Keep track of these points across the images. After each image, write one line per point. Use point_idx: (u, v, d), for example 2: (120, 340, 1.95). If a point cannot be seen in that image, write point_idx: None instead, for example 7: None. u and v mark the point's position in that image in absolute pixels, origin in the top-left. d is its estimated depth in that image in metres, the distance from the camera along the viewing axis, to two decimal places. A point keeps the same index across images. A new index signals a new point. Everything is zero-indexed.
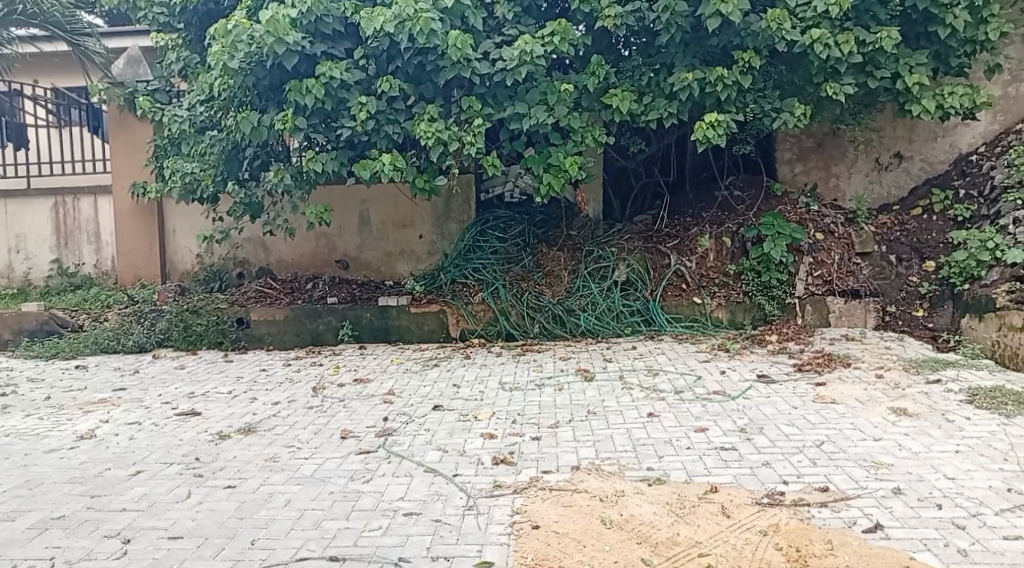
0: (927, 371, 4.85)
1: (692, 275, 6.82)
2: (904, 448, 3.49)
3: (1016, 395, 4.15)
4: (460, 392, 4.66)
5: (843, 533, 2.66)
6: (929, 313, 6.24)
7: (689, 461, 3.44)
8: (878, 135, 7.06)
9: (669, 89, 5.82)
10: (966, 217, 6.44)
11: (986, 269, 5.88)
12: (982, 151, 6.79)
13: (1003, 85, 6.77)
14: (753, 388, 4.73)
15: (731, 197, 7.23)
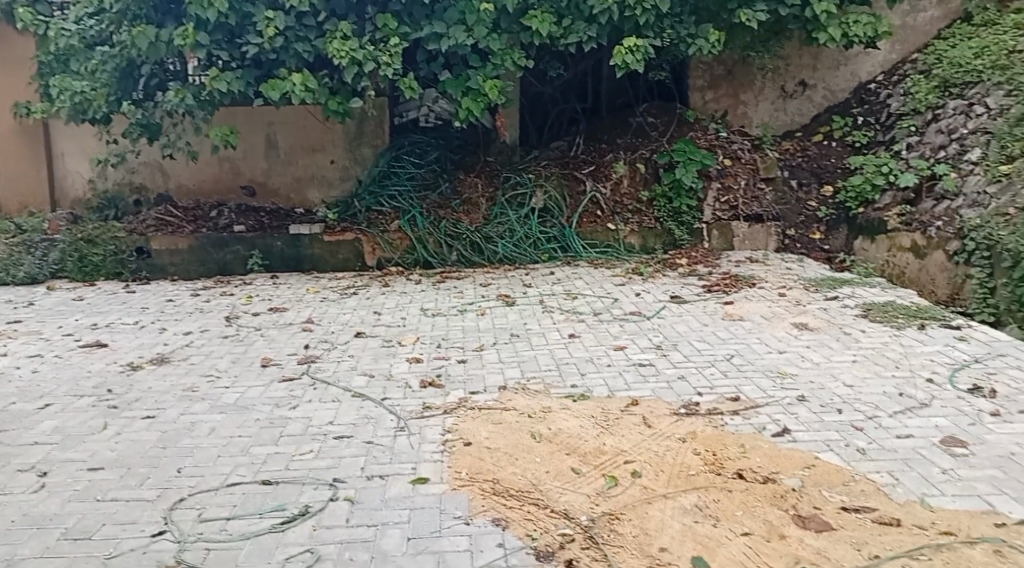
0: (826, 289, 5.14)
1: (607, 202, 6.94)
2: (806, 359, 3.74)
3: (906, 309, 4.48)
4: (381, 319, 4.65)
5: (754, 437, 2.86)
6: (826, 235, 6.61)
7: (610, 377, 3.58)
8: (785, 63, 7.24)
9: (587, 11, 5.78)
10: (864, 143, 6.81)
11: (879, 193, 6.24)
12: (880, 80, 7.13)
13: (903, 15, 7.03)
14: (667, 308, 4.93)
15: (645, 123, 7.32)
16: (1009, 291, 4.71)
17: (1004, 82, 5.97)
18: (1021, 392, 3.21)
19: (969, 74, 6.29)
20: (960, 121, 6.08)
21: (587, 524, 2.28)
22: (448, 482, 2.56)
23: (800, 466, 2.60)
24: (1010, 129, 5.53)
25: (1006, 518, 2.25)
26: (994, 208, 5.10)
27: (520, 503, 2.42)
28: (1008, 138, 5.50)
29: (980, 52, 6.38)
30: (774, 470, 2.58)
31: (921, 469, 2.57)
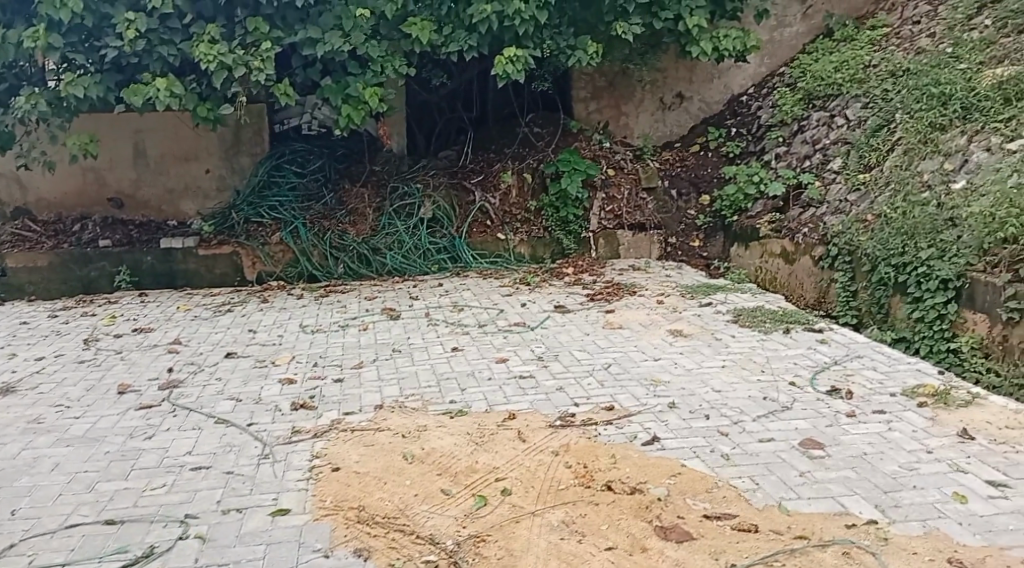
0: (701, 296, 5.30)
1: (495, 212, 6.95)
2: (679, 366, 3.82)
3: (774, 313, 4.66)
4: (256, 338, 4.46)
5: (625, 447, 2.89)
6: (704, 243, 6.90)
7: (489, 391, 3.54)
8: (663, 76, 7.43)
9: (468, 20, 5.76)
10: (737, 153, 7.09)
11: (752, 201, 6.51)
12: (751, 93, 7.47)
13: (771, 30, 7.38)
14: (551, 318, 4.95)
15: (530, 133, 7.36)
16: (869, 293, 4.97)
17: (861, 95, 6.34)
18: (875, 392, 3.38)
19: (830, 87, 6.65)
20: (823, 132, 6.42)
21: (453, 549, 2.23)
22: (311, 512, 2.45)
23: (667, 475, 2.64)
24: (867, 140, 5.88)
25: (856, 518, 2.35)
26: (855, 214, 5.37)
27: (386, 531, 2.34)
28: (866, 148, 5.83)
29: (839, 67, 6.76)
30: (642, 480, 2.60)
31: (780, 472, 2.65)
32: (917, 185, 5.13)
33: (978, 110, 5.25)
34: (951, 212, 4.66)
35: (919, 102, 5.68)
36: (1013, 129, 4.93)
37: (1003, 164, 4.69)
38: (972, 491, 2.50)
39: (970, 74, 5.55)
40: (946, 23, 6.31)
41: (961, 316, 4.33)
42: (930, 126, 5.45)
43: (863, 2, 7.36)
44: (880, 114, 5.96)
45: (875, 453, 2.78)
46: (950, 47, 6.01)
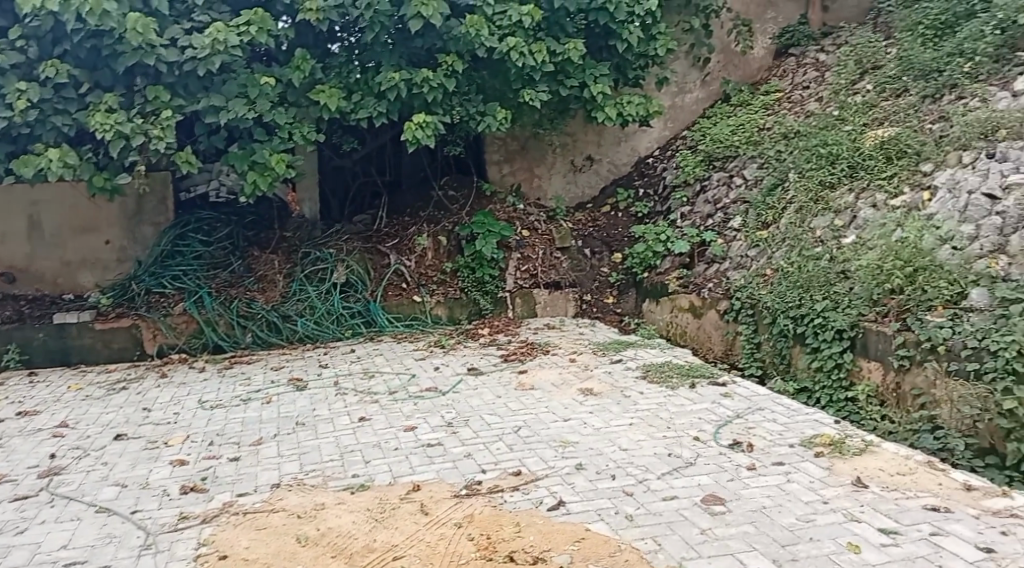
0: (612, 353, 5.35)
1: (411, 274, 6.87)
2: (588, 426, 3.81)
3: (680, 368, 4.73)
4: (150, 417, 4.24)
5: (530, 513, 2.85)
6: (617, 299, 7.01)
7: (394, 462, 3.45)
8: (572, 140, 7.63)
9: (376, 88, 5.80)
10: (645, 213, 7.30)
11: (660, 259, 6.68)
12: (657, 155, 7.74)
13: (672, 95, 7.69)
14: (462, 382, 4.90)
15: (444, 197, 7.36)
16: (772, 345, 5.11)
17: (757, 156, 6.65)
18: (775, 444, 3.45)
19: (728, 149, 6.97)
20: (723, 191, 6.68)
21: None
22: None
23: (570, 540, 2.61)
24: (764, 199, 6.13)
25: None
26: (755, 268, 5.57)
27: None
28: (763, 206, 6.08)
29: (736, 130, 7.10)
30: (545, 548, 2.56)
31: (682, 531, 2.65)
32: (811, 241, 5.36)
33: (863, 168, 5.55)
34: (843, 265, 4.86)
35: (808, 162, 5.99)
36: (895, 186, 5.23)
37: (887, 219, 4.96)
38: (865, 541, 2.57)
39: (855, 135, 5.89)
40: (831, 87, 6.70)
41: (857, 364, 4.50)
42: (820, 184, 5.74)
43: (757, 68, 7.80)
44: (774, 173, 6.25)
45: (774, 506, 2.83)
46: (835, 110, 6.38)
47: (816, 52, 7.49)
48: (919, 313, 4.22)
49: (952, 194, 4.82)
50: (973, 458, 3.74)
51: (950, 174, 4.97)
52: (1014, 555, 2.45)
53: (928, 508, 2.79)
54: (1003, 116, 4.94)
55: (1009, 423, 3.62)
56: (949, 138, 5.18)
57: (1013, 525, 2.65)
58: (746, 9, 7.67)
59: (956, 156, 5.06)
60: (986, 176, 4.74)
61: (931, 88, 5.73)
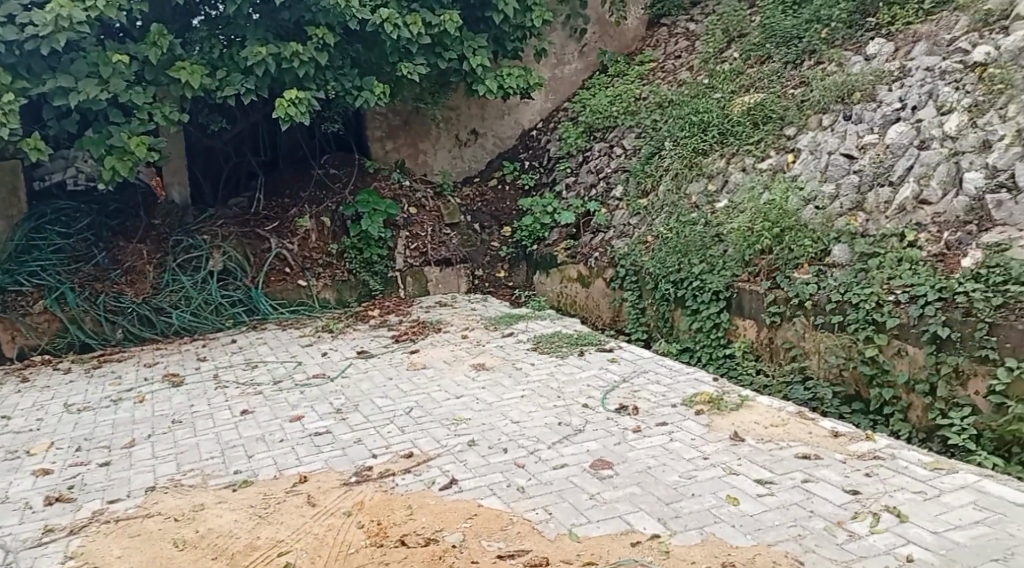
0: (504, 326, 5.37)
1: (294, 257, 6.64)
2: (480, 401, 3.82)
3: (570, 337, 4.79)
4: (10, 425, 3.94)
5: (422, 495, 2.83)
6: (509, 273, 7.04)
7: (280, 454, 3.35)
8: (455, 114, 7.56)
9: (243, 63, 5.53)
10: (532, 185, 7.32)
11: (549, 230, 6.75)
12: (540, 127, 7.78)
13: (551, 67, 7.72)
14: (352, 366, 4.80)
15: (326, 175, 7.12)
16: (655, 309, 5.27)
17: (634, 126, 6.79)
18: (659, 405, 3.55)
19: (607, 120, 7.08)
20: (605, 161, 6.78)
21: None
22: None
23: (463, 517, 2.61)
24: (642, 167, 6.27)
25: (640, 535, 2.44)
26: (637, 236, 5.70)
27: None
28: (642, 175, 6.22)
29: (614, 100, 7.22)
30: (436, 528, 2.55)
31: (572, 497, 2.70)
32: (687, 207, 5.54)
33: (733, 135, 5.75)
34: (717, 229, 5.04)
35: (683, 130, 6.17)
36: (762, 151, 5.46)
37: (756, 182, 5.18)
38: (743, 492, 2.68)
39: (724, 102, 6.10)
40: (701, 56, 6.90)
41: (733, 324, 4.71)
42: (694, 151, 5.91)
43: (631, 39, 7.94)
44: (652, 142, 6.39)
45: (659, 465, 2.91)
46: (706, 78, 6.59)
47: (685, 21, 7.69)
48: (787, 271, 4.45)
49: (814, 156, 5.07)
50: (841, 406, 4.01)
51: (810, 137, 5.23)
52: (877, 495, 2.62)
53: (800, 456, 2.95)
54: (857, 80, 5.21)
55: (870, 369, 3.88)
56: (810, 101, 5.42)
57: (875, 466, 2.84)
58: None
59: (817, 119, 5.32)
60: (841, 137, 5.02)
61: (792, 54, 5.97)
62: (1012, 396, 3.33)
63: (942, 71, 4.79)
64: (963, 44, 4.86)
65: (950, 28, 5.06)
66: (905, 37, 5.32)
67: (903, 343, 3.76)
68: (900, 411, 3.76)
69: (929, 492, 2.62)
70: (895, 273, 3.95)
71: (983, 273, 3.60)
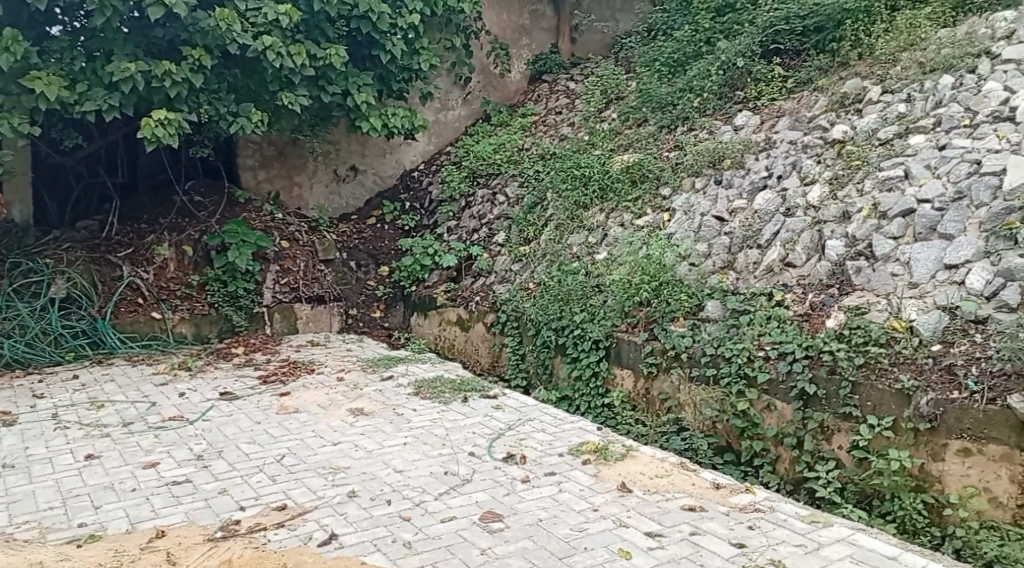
0: (381, 369, 5.19)
1: (149, 288, 6.15)
2: (359, 449, 3.62)
3: (452, 383, 4.67)
4: None
5: (298, 551, 2.63)
6: (385, 313, 6.87)
7: (132, 506, 3.02)
8: (334, 148, 7.37)
9: (107, 78, 5.15)
10: (411, 226, 7.24)
11: (428, 272, 6.64)
12: (422, 169, 7.70)
13: (435, 111, 7.71)
14: (214, 408, 4.46)
15: (190, 202, 6.69)
16: (535, 356, 5.26)
17: (517, 174, 6.89)
18: (545, 454, 3.50)
19: (490, 167, 7.14)
20: (487, 208, 6.81)
21: None
22: None
23: None
24: (525, 216, 6.34)
25: None
26: (518, 282, 5.73)
27: None
28: (524, 223, 6.28)
29: (497, 148, 7.30)
30: None
31: (462, 553, 2.59)
32: (569, 256, 5.63)
33: (613, 191, 5.92)
34: (597, 280, 5.14)
35: (565, 182, 6.29)
36: (640, 208, 5.65)
37: (634, 237, 5.33)
38: (635, 546, 2.66)
39: (604, 159, 6.28)
40: (582, 114, 7.11)
41: (612, 372, 4.75)
42: (575, 204, 6.04)
43: (514, 91, 8.09)
44: (534, 192, 6.49)
45: (549, 518, 2.85)
46: (586, 135, 6.79)
47: (566, 80, 7.94)
48: (664, 324, 4.55)
49: (688, 216, 5.28)
50: (713, 456, 4.10)
51: (685, 198, 5.46)
52: (761, 548, 2.67)
53: (685, 508, 2.97)
54: (728, 147, 5.51)
55: (742, 422, 3.99)
56: (684, 165, 5.67)
57: (757, 519, 2.90)
58: (502, 33, 7.95)
59: (690, 181, 5.57)
60: (714, 200, 5.26)
61: (667, 119, 6.26)
62: (873, 450, 3.51)
63: (805, 145, 5.12)
64: (822, 122, 5.20)
65: (810, 107, 5.45)
66: (770, 111, 5.69)
67: (772, 398, 3.91)
68: (769, 463, 3.88)
69: (809, 545, 2.70)
70: (764, 330, 4.10)
71: (847, 333, 3.77)
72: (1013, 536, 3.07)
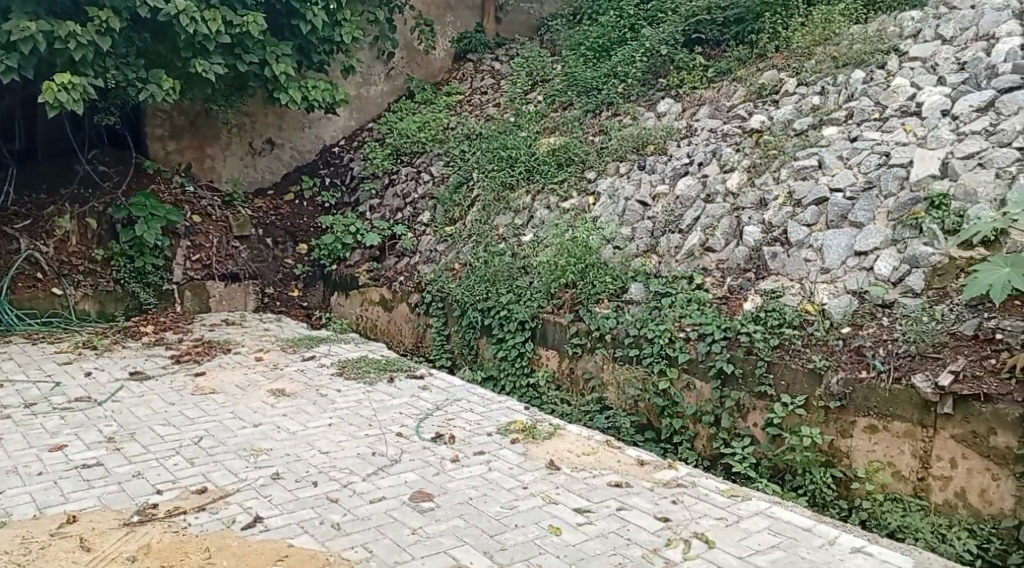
0: (302, 349, 5.08)
1: (49, 262, 5.83)
2: (281, 430, 3.54)
3: (377, 364, 4.62)
4: None
5: (222, 535, 2.56)
6: (303, 293, 6.71)
7: (39, 490, 2.87)
8: (249, 120, 7.15)
9: (4, 38, 4.81)
10: (331, 203, 7.09)
11: (349, 251, 6.51)
12: (342, 144, 7.54)
13: (357, 86, 7.54)
14: (124, 388, 4.27)
15: (94, 172, 6.34)
16: (460, 336, 5.27)
17: (442, 153, 6.84)
18: (474, 434, 3.51)
19: (414, 145, 7.05)
20: (411, 186, 6.73)
21: None
22: None
23: (273, 559, 2.41)
24: (450, 196, 6.30)
25: None
26: (444, 262, 5.71)
27: None
28: (449, 203, 6.25)
29: (422, 126, 7.22)
30: None
31: (393, 533, 2.58)
32: (495, 237, 5.64)
33: (539, 173, 5.95)
34: (524, 261, 5.17)
35: (491, 163, 6.28)
36: (565, 190, 5.69)
37: (560, 219, 5.38)
38: (564, 522, 2.70)
39: (530, 141, 6.31)
40: (507, 95, 7.10)
41: (537, 353, 4.80)
42: (501, 185, 6.04)
43: (438, 68, 7.99)
44: (460, 171, 6.45)
45: (479, 496, 2.87)
46: (512, 116, 6.79)
47: (491, 59, 7.91)
48: (589, 305, 4.62)
49: (612, 200, 5.36)
50: (635, 434, 4.20)
51: (610, 182, 5.53)
52: (685, 521, 2.76)
53: (612, 485, 3.03)
54: (651, 133, 5.61)
55: (663, 401, 4.11)
56: (609, 149, 5.75)
57: (680, 493, 2.99)
58: (426, 9, 7.85)
59: (615, 166, 5.65)
60: (638, 185, 5.35)
61: (592, 104, 6.32)
62: (786, 428, 3.66)
63: (724, 134, 5.26)
64: (741, 111, 5.35)
65: (729, 96, 5.60)
66: (691, 99, 5.81)
67: (691, 377, 4.03)
68: (688, 440, 4.01)
69: (728, 518, 2.81)
70: (685, 312, 4.21)
71: (763, 315, 3.91)
72: (914, 507, 3.29)
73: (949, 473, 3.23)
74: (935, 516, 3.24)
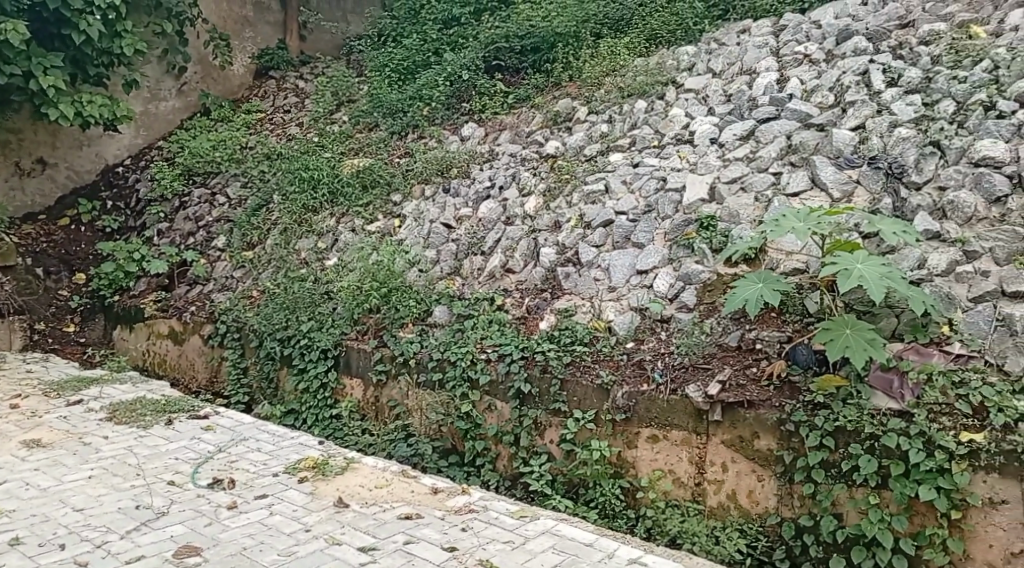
0: (69, 393, 4.57)
1: None
2: (30, 487, 3.15)
3: (155, 405, 4.24)
4: None
5: None
6: (80, 328, 6.07)
7: None
8: (16, 137, 6.37)
9: None
10: (114, 228, 6.50)
11: (134, 280, 5.99)
12: (128, 164, 6.97)
13: (143, 101, 7.01)
14: None
15: None
16: (258, 368, 4.99)
17: (239, 174, 6.52)
18: (258, 476, 3.31)
19: (207, 165, 6.66)
20: (204, 209, 6.33)
21: None
22: None
23: None
24: (248, 218, 5.98)
25: None
26: (240, 290, 5.41)
27: None
28: (247, 226, 5.93)
29: (216, 145, 6.82)
30: None
31: None
32: (296, 262, 5.42)
33: (343, 195, 5.79)
34: (326, 286, 4.99)
35: (292, 184, 6.04)
36: (370, 213, 5.58)
37: (364, 243, 5.26)
38: (346, 564, 2.59)
39: (334, 162, 6.13)
40: (311, 114, 6.90)
41: (340, 382, 4.63)
42: (303, 208, 5.82)
43: (237, 85, 7.60)
44: (259, 194, 6.16)
45: (254, 545, 2.69)
46: (315, 136, 6.59)
47: (294, 78, 7.65)
48: (393, 330, 4.53)
49: (416, 223, 5.32)
50: (438, 460, 4.15)
51: (414, 205, 5.49)
52: (471, 549, 2.73)
53: (402, 517, 2.95)
54: (454, 157, 5.64)
55: (465, 424, 4.09)
56: (413, 172, 5.71)
57: (469, 520, 2.97)
58: (222, 23, 7.44)
59: (419, 189, 5.62)
60: (442, 208, 5.34)
61: (397, 125, 6.26)
62: (578, 443, 3.75)
63: (523, 158, 5.39)
64: (538, 137, 5.51)
65: (528, 122, 5.74)
66: (492, 124, 5.91)
67: (492, 399, 4.04)
68: (489, 461, 4.02)
69: (515, 541, 2.81)
70: (486, 333, 4.23)
71: (557, 334, 4.01)
72: (693, 512, 3.47)
73: (721, 477, 3.44)
74: (710, 519, 3.44)
